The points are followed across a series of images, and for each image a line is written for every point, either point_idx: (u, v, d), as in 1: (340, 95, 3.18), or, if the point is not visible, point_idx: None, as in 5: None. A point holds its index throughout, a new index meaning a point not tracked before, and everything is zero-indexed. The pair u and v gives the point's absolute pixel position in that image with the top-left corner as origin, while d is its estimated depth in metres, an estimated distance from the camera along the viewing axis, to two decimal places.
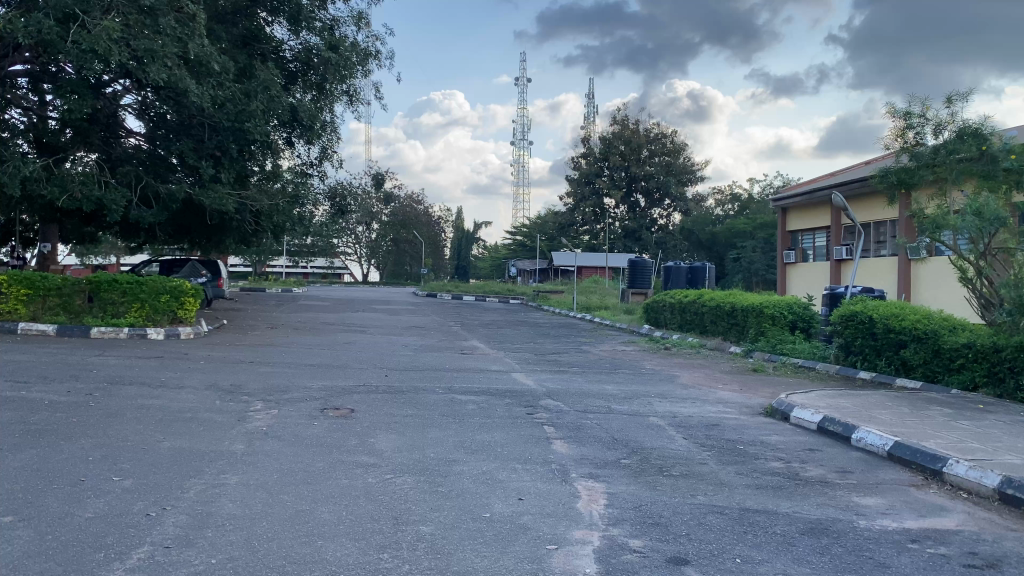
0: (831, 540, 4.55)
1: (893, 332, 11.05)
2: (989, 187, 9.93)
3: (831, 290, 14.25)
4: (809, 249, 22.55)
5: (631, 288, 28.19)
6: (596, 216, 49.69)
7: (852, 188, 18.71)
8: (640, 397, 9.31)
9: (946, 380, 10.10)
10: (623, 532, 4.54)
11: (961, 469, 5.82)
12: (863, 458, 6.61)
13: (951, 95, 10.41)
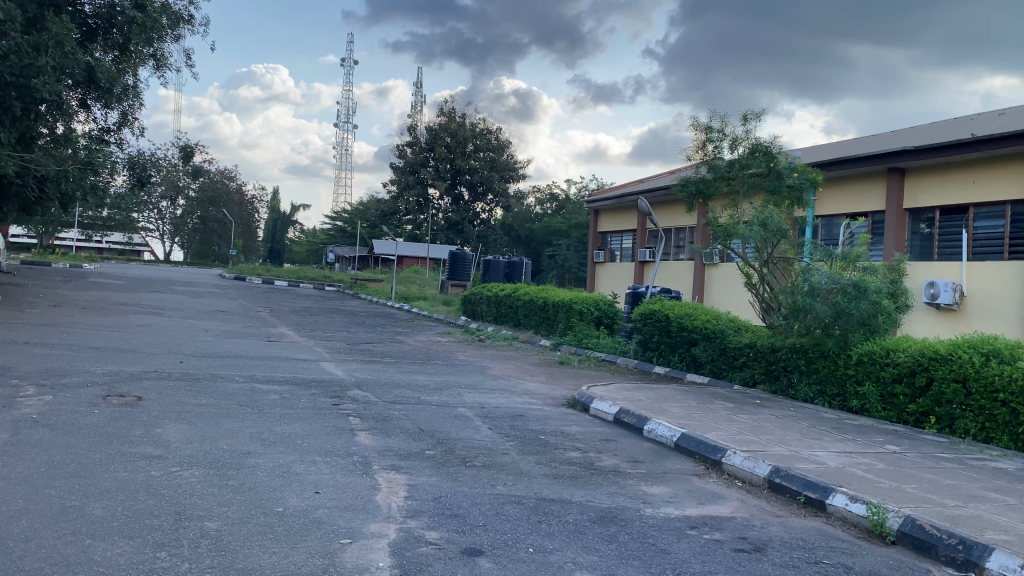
0: (618, 528, 4.76)
1: (687, 330, 11.81)
2: (773, 203, 11.01)
3: (634, 290, 14.98)
4: (617, 249, 23.63)
5: (450, 280, 28.27)
6: (419, 206, 49.49)
7: (658, 194, 19.76)
8: (449, 388, 9.36)
9: (730, 376, 10.94)
10: (420, 524, 4.52)
11: (738, 459, 6.30)
12: (653, 448, 7.00)
13: (746, 114, 11.18)
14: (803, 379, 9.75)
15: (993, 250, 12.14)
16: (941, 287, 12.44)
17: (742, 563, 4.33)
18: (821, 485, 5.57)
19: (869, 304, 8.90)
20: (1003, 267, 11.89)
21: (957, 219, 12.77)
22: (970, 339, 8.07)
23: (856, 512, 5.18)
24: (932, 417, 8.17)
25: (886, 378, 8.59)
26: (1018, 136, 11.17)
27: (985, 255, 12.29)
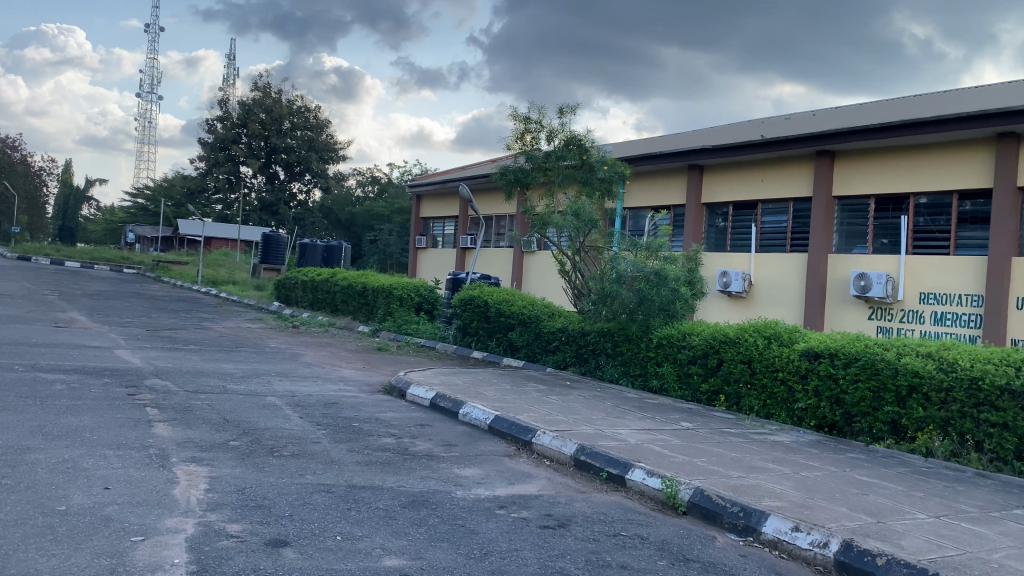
0: (429, 512, 4.79)
1: (504, 315, 12.06)
2: (586, 193, 11.43)
3: (454, 276, 15.09)
4: (439, 236, 23.70)
5: (264, 264, 27.16)
6: (230, 185, 47.16)
7: (478, 182, 20.00)
8: (259, 376, 9.02)
9: (543, 360, 11.31)
10: (221, 517, 4.33)
11: (547, 439, 6.53)
12: (467, 432, 7.10)
13: (563, 107, 11.50)
14: (609, 360, 10.25)
15: (777, 243, 13.30)
16: (732, 276, 13.54)
17: (547, 540, 4.49)
18: (622, 462, 5.88)
19: (670, 291, 9.47)
20: (785, 258, 13.05)
21: (748, 214, 13.86)
22: (755, 324, 8.80)
23: (652, 485, 5.52)
24: (722, 395, 8.84)
25: (683, 359, 9.21)
26: (801, 140, 12.25)
27: (770, 248, 13.43)
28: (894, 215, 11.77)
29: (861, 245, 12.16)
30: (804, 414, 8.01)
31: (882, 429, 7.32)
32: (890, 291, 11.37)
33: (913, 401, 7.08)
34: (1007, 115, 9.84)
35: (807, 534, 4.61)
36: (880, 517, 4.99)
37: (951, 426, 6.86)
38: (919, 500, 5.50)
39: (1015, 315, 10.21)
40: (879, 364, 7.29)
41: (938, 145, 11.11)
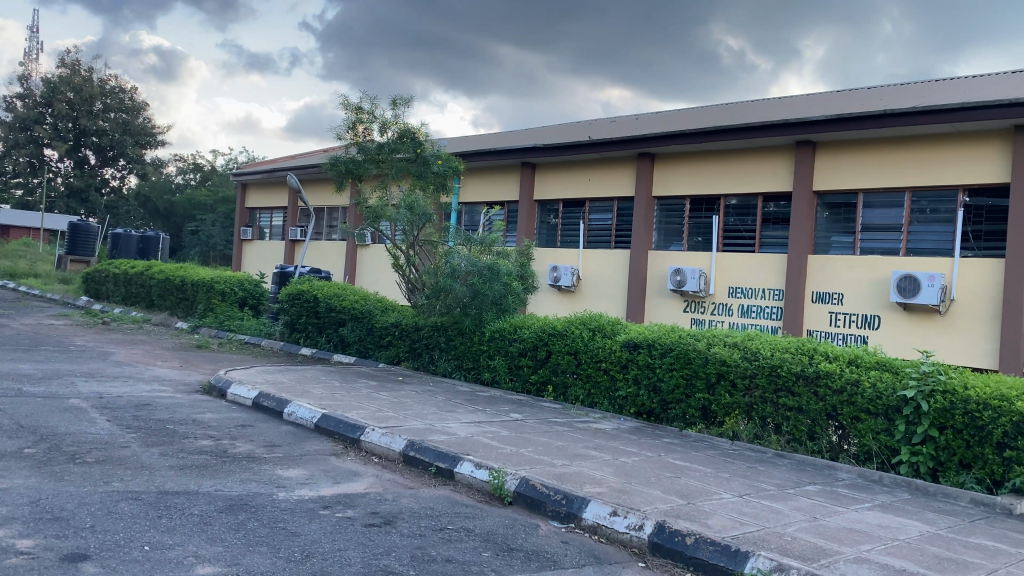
0: (247, 515, 4.60)
1: (334, 311, 11.80)
2: (420, 186, 11.37)
3: (281, 269, 14.58)
4: (267, 227, 22.82)
5: (71, 255, 25.14)
6: (32, 169, 43.18)
7: (309, 172, 19.45)
8: (62, 377, 8.31)
9: (375, 355, 11.19)
10: (10, 532, 3.94)
11: (375, 436, 6.45)
12: (292, 431, 6.88)
13: (396, 99, 11.37)
14: (442, 354, 10.29)
15: (603, 239, 13.84)
16: (562, 272, 13.93)
17: (372, 538, 4.43)
18: (450, 455, 5.91)
19: (501, 286, 9.61)
20: (610, 254, 13.59)
21: (575, 211, 14.31)
22: (581, 317, 9.11)
23: (480, 478, 5.59)
24: (550, 386, 9.09)
25: (513, 352, 9.39)
26: (626, 141, 12.79)
27: (597, 244, 13.95)
28: (708, 214, 12.54)
29: (678, 242, 12.88)
30: (625, 403, 8.39)
31: (694, 415, 7.79)
32: (704, 286, 12.14)
33: (721, 387, 7.58)
34: (805, 124, 10.71)
35: (624, 518, 4.83)
36: (691, 498, 5.30)
37: (753, 410, 7.40)
38: (725, 481, 5.90)
39: (811, 308, 11.19)
40: (692, 354, 7.77)
41: (747, 150, 11.94)
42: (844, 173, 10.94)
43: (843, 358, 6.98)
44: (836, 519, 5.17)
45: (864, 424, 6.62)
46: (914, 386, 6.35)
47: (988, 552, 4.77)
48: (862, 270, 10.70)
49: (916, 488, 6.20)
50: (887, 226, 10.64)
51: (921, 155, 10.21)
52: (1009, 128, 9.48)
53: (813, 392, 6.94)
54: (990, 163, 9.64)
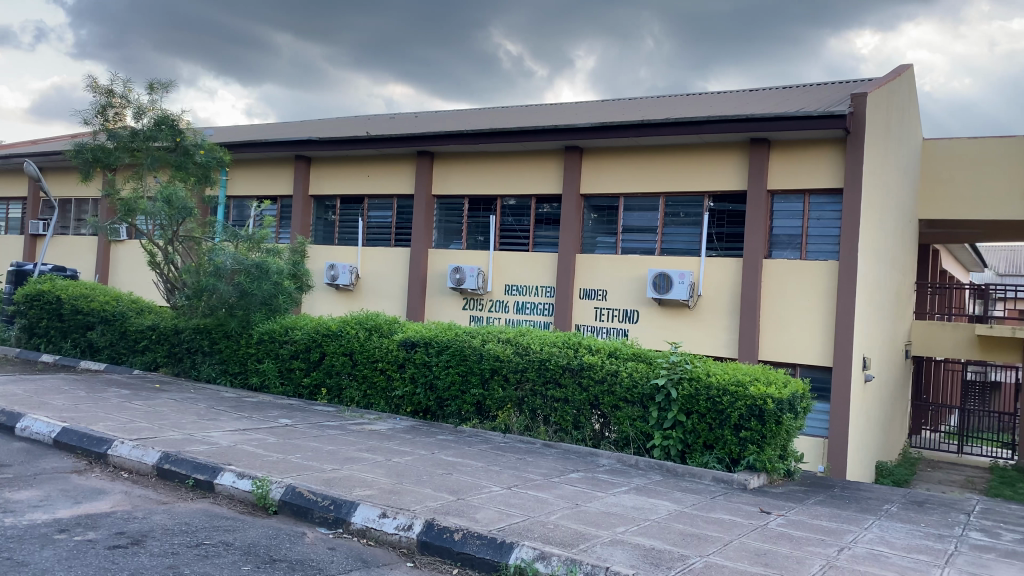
0: None
1: (81, 313, 10.73)
2: (181, 178, 10.64)
3: (18, 267, 13.03)
4: (2, 220, 20.36)
5: None
6: None
7: (53, 160, 17.55)
8: None
9: (131, 361, 10.35)
10: None
11: (124, 449, 5.93)
12: (25, 448, 6.16)
13: (152, 83, 10.53)
14: (206, 359, 9.75)
15: (382, 237, 13.72)
16: (340, 269, 13.63)
17: (115, 561, 4.05)
18: (209, 466, 5.57)
19: (270, 285, 9.07)
20: (389, 252, 13.50)
21: (353, 208, 14.06)
22: (356, 316, 8.93)
23: (242, 488, 5.30)
24: (324, 388, 8.87)
25: (285, 354, 9.07)
26: (402, 139, 12.72)
27: (375, 242, 13.81)
28: (484, 214, 12.81)
29: (456, 241, 13.05)
30: (401, 402, 8.37)
31: (469, 411, 7.93)
32: (481, 283, 12.38)
33: (494, 382, 7.75)
34: (573, 130, 11.22)
35: (393, 519, 4.79)
36: (460, 494, 5.37)
37: (524, 403, 7.65)
38: (495, 473, 6.04)
39: (579, 304, 11.77)
40: (467, 350, 7.88)
41: (520, 152, 12.33)
42: (607, 178, 11.60)
43: (605, 350, 7.37)
44: (595, 504, 5.45)
45: (622, 412, 7.05)
46: (665, 375, 6.84)
47: (725, 525, 5.25)
48: (623, 269, 11.41)
49: (667, 469, 6.70)
50: (645, 228, 11.42)
51: (675, 163, 11.07)
52: (748, 142, 10.51)
53: (578, 384, 7.29)
54: (732, 172, 10.65)
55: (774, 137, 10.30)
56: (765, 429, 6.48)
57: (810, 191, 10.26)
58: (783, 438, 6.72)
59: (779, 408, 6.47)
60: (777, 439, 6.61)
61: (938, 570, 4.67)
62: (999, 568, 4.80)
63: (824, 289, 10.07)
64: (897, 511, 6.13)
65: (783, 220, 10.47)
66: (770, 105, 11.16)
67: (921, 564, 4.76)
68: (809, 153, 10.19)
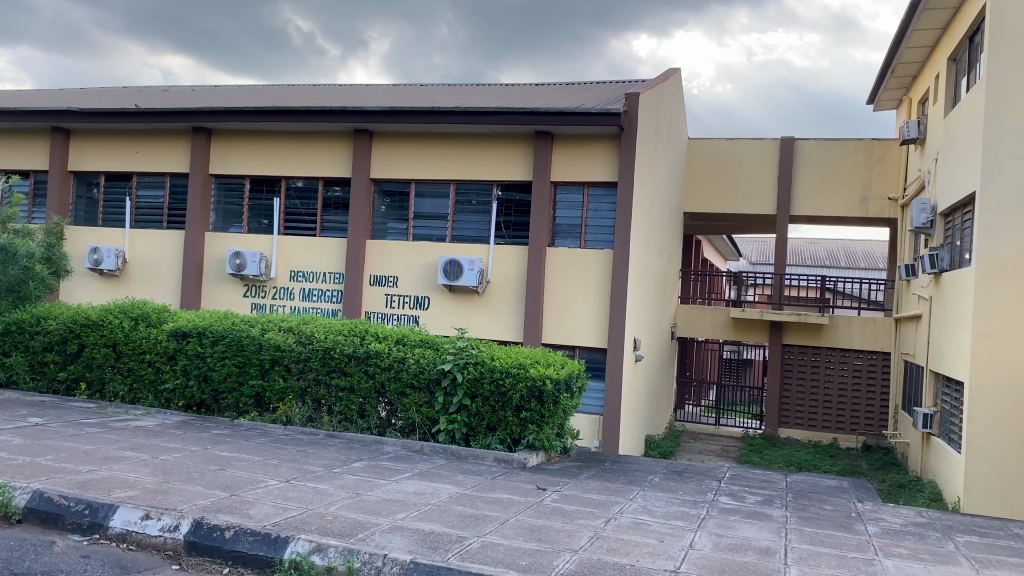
0: None
1: None
2: None
3: None
4: None
5: None
6: None
7: None
8: None
9: None
10: None
11: None
12: None
13: None
14: None
15: (153, 219, 12.80)
16: (104, 254, 12.54)
17: None
18: None
19: (18, 270, 8.48)
20: (160, 235, 12.60)
21: (119, 186, 13.00)
22: (120, 304, 8.27)
23: None
24: (83, 383, 8.18)
25: (36, 347, 8.27)
26: (177, 114, 11.89)
27: (145, 224, 12.85)
28: (268, 196, 12.30)
29: (237, 224, 12.45)
30: (173, 395, 7.91)
31: (247, 403, 7.63)
32: (264, 269, 11.90)
33: (275, 372, 7.49)
34: (360, 114, 11.03)
35: (157, 520, 4.50)
36: (233, 490, 5.15)
37: (307, 393, 7.48)
38: (273, 467, 5.85)
39: (368, 291, 11.63)
40: (245, 341, 7.54)
41: (307, 133, 11.95)
42: (396, 163, 11.52)
43: (391, 337, 7.32)
44: (376, 492, 5.44)
45: (408, 399, 7.06)
46: (451, 360, 6.90)
47: (503, 504, 5.42)
48: (413, 255, 11.43)
49: (451, 453, 6.82)
50: (434, 215, 11.50)
51: (463, 151, 11.22)
52: (533, 133, 10.85)
53: (363, 371, 7.20)
54: (518, 163, 10.97)
55: (557, 131, 10.71)
56: (544, 409, 6.74)
57: (589, 183, 10.79)
58: (560, 417, 7.05)
59: (557, 388, 6.74)
60: (555, 418, 6.92)
61: (691, 533, 5.11)
62: (741, 528, 5.33)
63: (601, 277, 10.66)
64: (659, 481, 6.64)
65: (564, 209, 10.94)
66: (553, 99, 11.60)
67: (677, 529, 5.19)
68: (588, 147, 10.70)
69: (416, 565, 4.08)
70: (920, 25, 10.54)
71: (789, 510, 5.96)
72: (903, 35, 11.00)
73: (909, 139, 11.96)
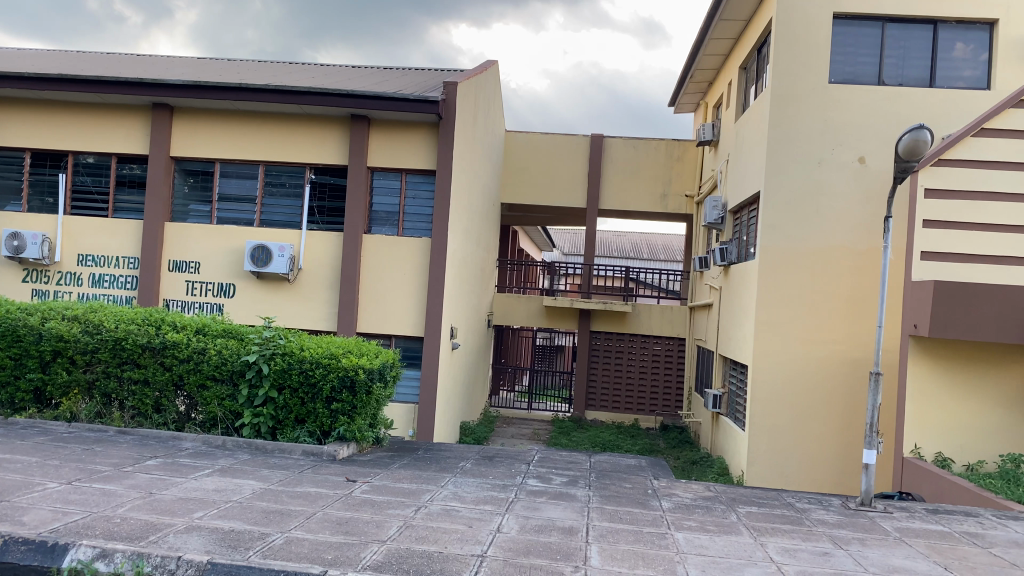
0: None
1: None
2: None
3: None
4: None
5: None
6: None
7: None
8: None
9: None
10: None
11: None
12: None
13: None
14: None
15: None
16: None
17: None
18: None
19: None
20: None
21: None
22: None
23: None
24: None
25: None
26: None
27: None
28: (52, 171, 11.23)
29: (15, 201, 11.28)
30: None
31: (25, 399, 6.97)
32: (47, 253, 10.87)
33: (58, 365, 6.87)
34: (160, 86, 10.29)
35: None
36: (4, 495, 4.66)
37: (95, 387, 6.93)
38: (53, 468, 5.36)
39: (167, 277, 10.93)
40: (22, 331, 6.86)
41: (100, 104, 11.00)
42: (200, 142, 10.88)
43: (192, 327, 6.87)
44: (171, 491, 5.12)
45: (209, 392, 6.70)
46: (256, 351, 6.58)
47: (310, 498, 5.28)
48: (217, 240, 10.85)
49: (256, 447, 6.58)
50: (242, 198, 10.98)
51: (275, 131, 10.77)
52: (347, 116, 10.59)
53: (159, 363, 6.75)
54: (333, 145, 10.67)
55: (373, 116, 10.53)
56: (356, 400, 6.61)
57: (406, 170, 10.72)
58: (373, 407, 6.94)
59: (369, 378, 6.62)
60: (368, 409, 6.82)
61: (499, 517, 5.22)
62: (547, 509, 5.52)
63: (417, 265, 10.63)
64: (470, 467, 6.74)
65: (380, 196, 10.80)
66: (370, 83, 11.39)
67: (486, 513, 5.29)
68: (405, 133, 10.61)
69: (213, 566, 3.89)
70: (716, 35, 11.33)
71: (592, 490, 6.25)
72: (701, 43, 11.77)
73: (705, 140, 12.85)
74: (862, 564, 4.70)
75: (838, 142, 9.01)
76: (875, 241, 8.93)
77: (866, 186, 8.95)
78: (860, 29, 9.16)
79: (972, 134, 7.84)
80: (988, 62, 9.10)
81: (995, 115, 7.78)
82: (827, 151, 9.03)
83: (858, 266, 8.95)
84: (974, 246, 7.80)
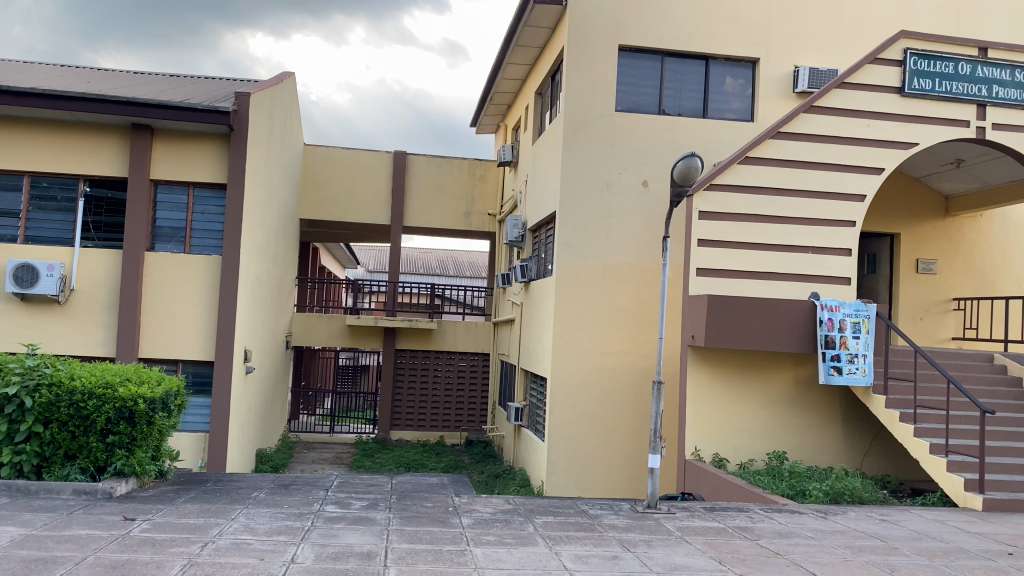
0: None
1: None
2: None
3: None
4: None
5: None
6: None
7: None
8: None
9: None
10: None
11: None
12: None
13: None
14: None
15: None
16: None
17: None
18: None
19: None
20: None
21: None
22: None
23: None
24: None
25: None
26: None
27: None
28: None
29: None
30: None
31: None
32: None
33: None
34: None
35: None
36: None
37: None
38: None
39: None
40: None
41: None
42: None
43: None
44: None
45: None
46: (16, 382, 5.96)
47: (80, 541, 4.83)
48: None
49: (17, 489, 5.95)
50: (3, 212, 9.93)
51: (42, 140, 9.85)
52: (127, 125, 9.87)
53: None
54: (110, 157, 9.90)
55: (157, 126, 9.89)
56: (135, 431, 6.15)
57: (194, 184, 10.15)
58: (156, 438, 6.46)
59: (150, 408, 6.20)
60: (149, 440, 6.35)
61: (293, 547, 5.03)
62: (344, 535, 5.40)
63: (207, 285, 10.09)
64: (264, 497, 6.46)
65: (165, 211, 10.16)
66: (154, 91, 10.71)
67: (279, 544, 5.08)
68: (193, 146, 10.06)
69: None
70: (512, 60, 11.70)
71: (392, 511, 6.19)
72: (498, 66, 12.11)
73: (505, 161, 13.18)
74: (647, 564, 4.98)
75: (624, 166, 9.61)
76: (656, 259, 9.64)
77: (648, 209, 9.64)
78: (643, 61, 9.82)
79: (738, 161, 8.59)
80: (752, 97, 10.07)
81: (757, 144, 8.57)
82: (614, 174, 9.59)
83: (641, 282, 9.60)
84: (742, 264, 8.55)
